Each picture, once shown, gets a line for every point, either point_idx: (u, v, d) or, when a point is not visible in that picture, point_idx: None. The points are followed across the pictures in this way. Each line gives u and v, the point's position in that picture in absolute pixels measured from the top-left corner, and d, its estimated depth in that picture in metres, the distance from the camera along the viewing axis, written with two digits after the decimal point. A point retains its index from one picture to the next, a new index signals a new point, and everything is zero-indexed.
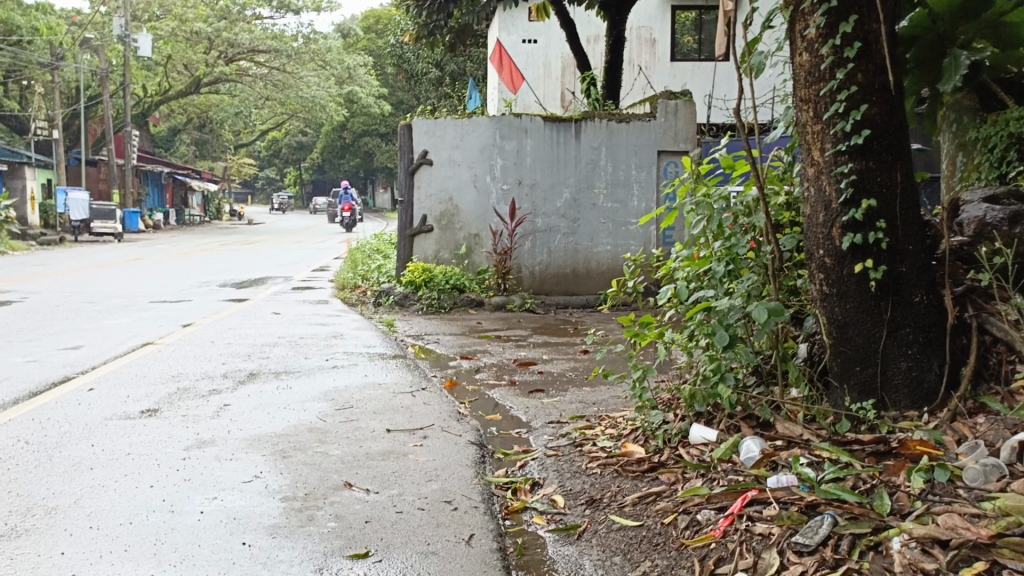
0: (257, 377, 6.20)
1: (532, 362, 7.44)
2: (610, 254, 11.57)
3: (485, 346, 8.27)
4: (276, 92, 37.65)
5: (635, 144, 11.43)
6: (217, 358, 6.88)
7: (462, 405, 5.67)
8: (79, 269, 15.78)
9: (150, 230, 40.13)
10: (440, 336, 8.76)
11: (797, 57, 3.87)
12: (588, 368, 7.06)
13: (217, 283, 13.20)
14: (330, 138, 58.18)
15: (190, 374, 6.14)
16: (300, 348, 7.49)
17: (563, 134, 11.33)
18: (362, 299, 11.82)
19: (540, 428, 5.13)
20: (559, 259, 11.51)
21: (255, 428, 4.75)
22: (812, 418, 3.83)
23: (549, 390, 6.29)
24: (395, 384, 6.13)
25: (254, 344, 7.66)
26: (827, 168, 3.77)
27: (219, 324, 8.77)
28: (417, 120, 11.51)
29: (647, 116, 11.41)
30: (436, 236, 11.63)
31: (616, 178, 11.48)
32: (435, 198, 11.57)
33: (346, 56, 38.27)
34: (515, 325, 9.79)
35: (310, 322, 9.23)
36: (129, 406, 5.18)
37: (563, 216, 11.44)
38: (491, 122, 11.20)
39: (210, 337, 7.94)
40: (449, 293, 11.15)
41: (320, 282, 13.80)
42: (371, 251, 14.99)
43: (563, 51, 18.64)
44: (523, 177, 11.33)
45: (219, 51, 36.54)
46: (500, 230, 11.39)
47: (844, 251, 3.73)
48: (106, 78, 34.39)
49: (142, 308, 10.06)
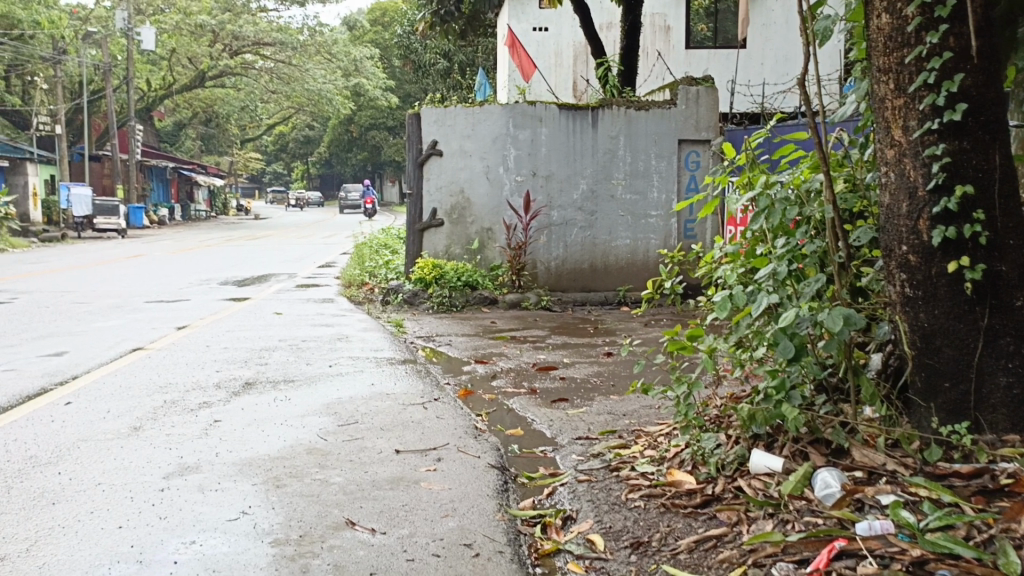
0: (255, 388, 5.68)
1: (553, 366, 6.89)
2: (629, 248, 11.02)
3: (500, 349, 7.73)
4: (282, 86, 37.17)
5: (655, 133, 10.86)
6: (211, 366, 6.36)
7: (479, 419, 5.13)
8: (78, 267, 15.39)
9: (155, 226, 39.79)
10: (452, 337, 8.22)
11: (875, 20, 3.27)
12: (614, 374, 6.50)
13: (218, 281, 12.72)
14: (337, 132, 57.71)
15: (179, 386, 5.69)
16: (302, 354, 6.97)
17: (579, 123, 10.76)
18: (370, 298, 11.28)
19: (566, 446, 4.60)
20: (575, 254, 10.95)
21: (247, 450, 4.26)
22: (895, 443, 3.27)
23: (574, 399, 5.74)
24: (404, 394, 5.59)
25: (252, 349, 7.16)
26: (912, 150, 3.18)
27: (216, 327, 8.24)
28: (426, 108, 10.95)
29: (667, 103, 10.84)
30: (446, 230, 11.08)
31: (635, 168, 10.91)
32: (445, 191, 11.02)
33: (353, 48, 37.75)
34: (531, 324, 9.25)
35: (314, 324, 8.69)
36: (109, 427, 4.68)
37: (580, 209, 10.88)
38: (504, 111, 10.63)
39: (206, 341, 7.42)
40: (461, 290, 10.61)
41: (325, 279, 13.28)
42: (377, 247, 14.44)
43: (575, 38, 18.02)
44: (538, 168, 10.77)
45: (224, 44, 36.04)
46: (515, 224, 10.82)
47: (934, 247, 3.14)
48: (109, 72, 33.99)
49: (137, 309, 9.58)
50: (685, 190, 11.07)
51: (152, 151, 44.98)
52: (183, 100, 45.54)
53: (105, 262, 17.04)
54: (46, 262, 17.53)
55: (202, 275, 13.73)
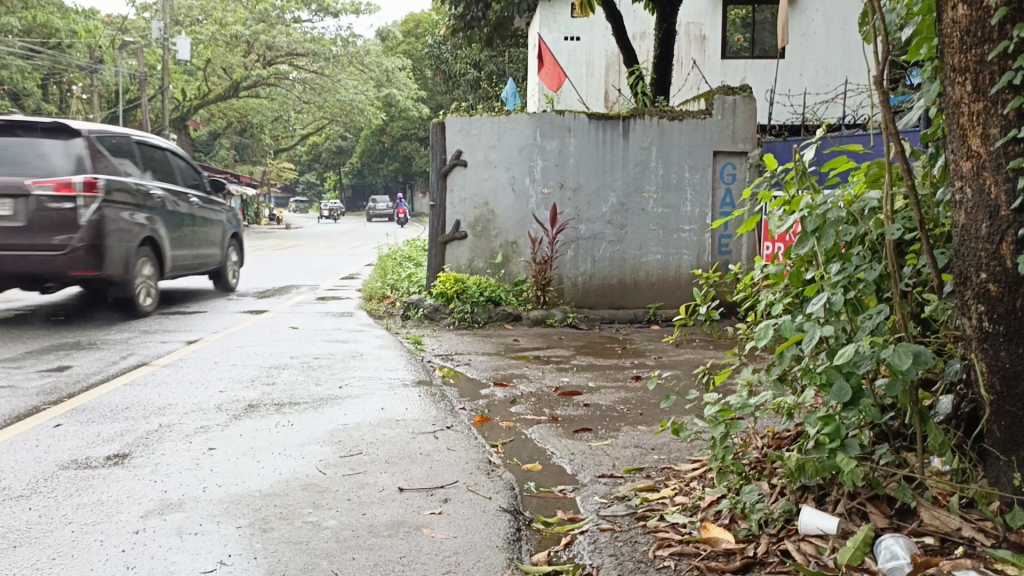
0: (257, 411, 5.34)
1: (577, 391, 6.45)
2: (660, 264, 10.59)
3: (522, 370, 7.31)
4: (315, 96, 37.22)
5: (688, 144, 10.46)
6: (216, 386, 6.04)
7: (494, 451, 4.71)
8: None
9: None
10: (471, 357, 7.82)
11: (949, 12, 2.82)
12: (643, 401, 6.06)
13: (238, 292, 12.48)
14: (368, 142, 57.89)
15: (178, 408, 5.35)
16: (311, 373, 6.62)
17: (609, 133, 10.36)
18: (390, 312, 10.94)
19: (587, 486, 4.17)
20: (603, 269, 10.52)
21: (237, 484, 3.90)
22: (970, 503, 2.83)
23: (598, 430, 5.29)
24: (415, 421, 5.21)
25: (262, 366, 6.83)
26: (992, 162, 2.73)
27: (227, 342, 7.93)
28: (450, 117, 10.62)
29: (702, 113, 10.43)
30: (469, 243, 10.72)
31: (668, 181, 10.50)
32: (469, 202, 10.66)
33: (385, 59, 37.70)
34: (556, 343, 8.83)
35: (329, 340, 8.36)
36: (93, 453, 4.35)
37: (609, 223, 10.46)
38: (531, 120, 10.25)
39: (215, 358, 7.10)
40: (484, 306, 10.22)
41: (347, 291, 12.98)
42: (401, 259, 14.12)
43: (607, 48, 17.65)
44: (566, 179, 10.36)
45: (258, 54, 36.16)
46: (541, 238, 10.41)
47: (1020, 276, 2.68)
48: (145, 82, 34.27)
49: (152, 322, 9.33)
50: (719, 204, 10.64)
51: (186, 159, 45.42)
52: (217, 109, 45.92)
53: None
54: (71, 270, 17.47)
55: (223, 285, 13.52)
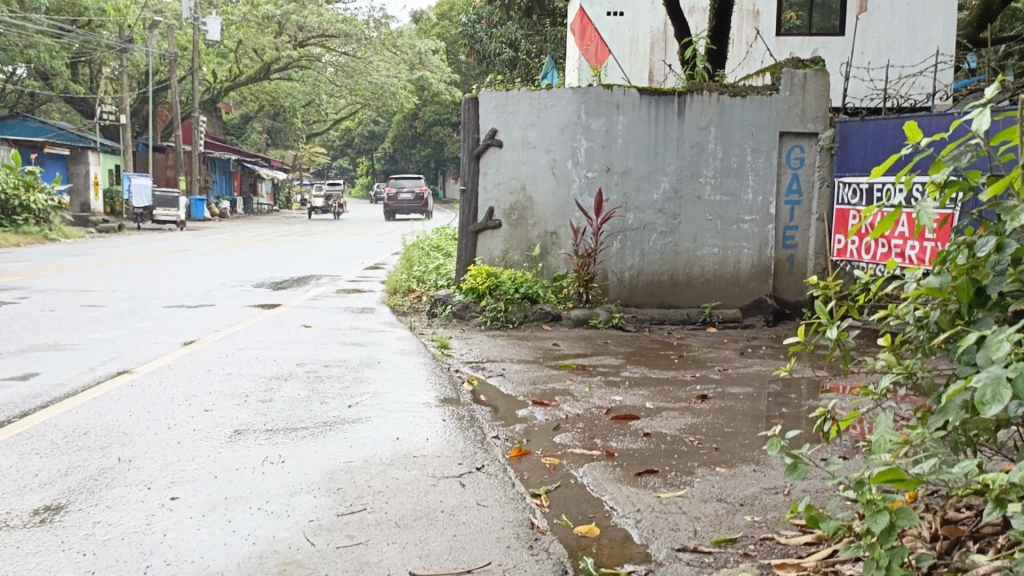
0: (242, 441, 4.34)
1: (633, 415, 5.34)
2: (717, 258, 9.46)
3: (565, 385, 6.23)
4: (346, 79, 36.34)
5: (751, 124, 9.33)
6: (202, 403, 5.07)
7: (538, 507, 3.64)
8: (115, 263, 14.47)
9: (215, 219, 39.46)
10: (506, 366, 6.77)
11: None
12: (716, 434, 4.94)
13: (252, 283, 11.54)
14: (400, 127, 56.74)
15: (147, 435, 4.35)
16: (319, 386, 5.63)
17: (662, 111, 9.23)
18: (416, 308, 9.90)
19: (665, 568, 3.08)
20: (654, 264, 9.39)
21: (195, 564, 2.88)
22: None
23: (666, 474, 4.20)
24: (436, 459, 4.16)
25: (260, 377, 5.84)
26: None
27: (227, 344, 6.96)
28: (485, 92, 9.55)
29: (767, 89, 9.31)
30: (504, 233, 9.63)
31: (727, 165, 9.37)
32: (505, 187, 9.58)
33: (418, 41, 36.67)
34: (602, 348, 7.74)
35: (344, 342, 7.36)
36: (18, 506, 3.35)
37: (660, 212, 9.33)
38: (576, 95, 9.14)
39: (210, 365, 6.14)
40: (519, 304, 9.12)
41: (370, 284, 11.99)
42: (429, 249, 13.07)
43: (652, 24, 16.39)
44: (613, 163, 9.23)
45: (289, 35, 35.31)
46: (584, 228, 9.28)
47: None
48: (175, 62, 33.62)
49: (152, 316, 8.40)
50: (785, 192, 9.53)
51: (216, 142, 44.91)
52: (248, 91, 45.25)
53: (145, 257, 16.10)
54: (87, 255, 16.68)
55: (238, 275, 12.59)
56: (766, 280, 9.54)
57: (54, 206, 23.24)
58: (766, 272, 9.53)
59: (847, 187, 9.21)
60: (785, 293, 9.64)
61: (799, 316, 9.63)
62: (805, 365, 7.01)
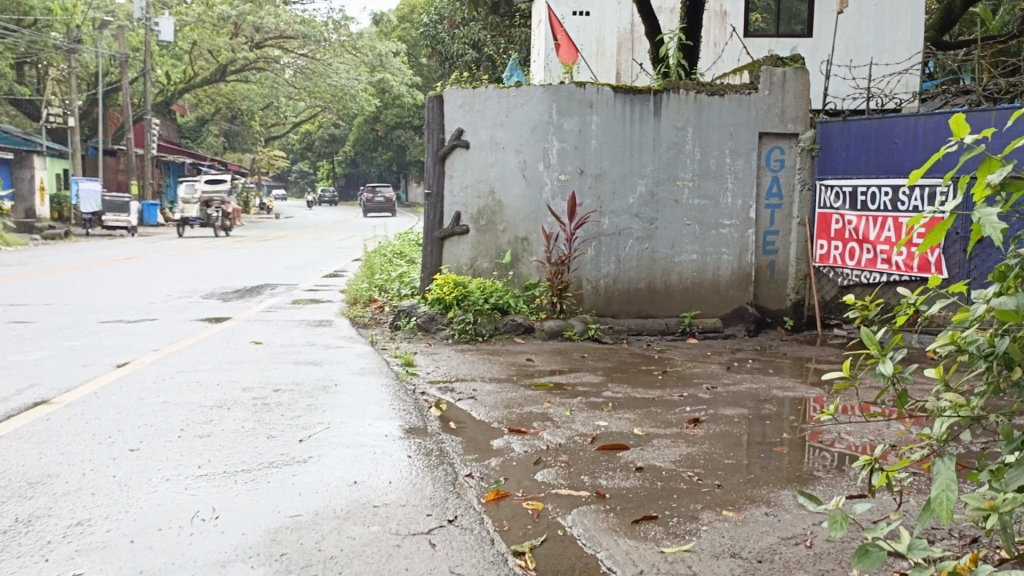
0: (167, 489, 3.69)
1: (621, 445, 4.78)
2: (696, 265, 8.97)
3: (543, 408, 5.64)
4: (304, 81, 35.43)
5: (730, 124, 8.88)
6: (128, 440, 4.39)
7: (523, 572, 3.06)
8: (54, 271, 13.52)
9: (170, 224, 38.28)
10: (476, 387, 6.15)
11: None
12: (716, 469, 4.40)
13: (200, 294, 10.78)
14: (361, 130, 55.57)
15: (55, 488, 3.66)
16: (266, 415, 4.97)
17: (638, 110, 8.71)
18: (377, 320, 9.24)
19: None
20: (630, 271, 8.86)
21: None
22: None
23: (667, 521, 3.63)
24: (400, 510, 3.56)
25: (199, 406, 5.15)
26: None
27: (165, 366, 6.24)
28: (450, 89, 8.93)
29: (746, 88, 8.89)
30: (472, 239, 9.01)
31: (706, 167, 8.89)
32: (472, 190, 8.97)
33: (378, 42, 35.91)
34: (580, 364, 7.17)
35: (297, 361, 6.67)
36: None
37: (636, 216, 8.82)
38: (547, 92, 8.58)
39: (144, 392, 5.43)
40: (489, 315, 8.49)
41: (329, 293, 11.29)
42: (391, 256, 12.39)
43: (619, 24, 15.92)
44: (587, 164, 8.69)
45: (246, 36, 34.27)
46: (557, 234, 8.71)
47: None
48: (126, 63, 32.40)
49: (84, 334, 7.61)
50: (765, 195, 9.11)
51: (171, 145, 43.66)
52: (204, 93, 43.94)
53: (87, 265, 15.16)
54: (26, 263, 15.64)
55: (186, 285, 11.80)
56: (746, 288, 9.09)
57: None
58: (747, 279, 9.09)
59: (830, 190, 8.96)
60: (766, 301, 9.21)
61: (781, 325, 9.22)
62: (797, 383, 6.52)
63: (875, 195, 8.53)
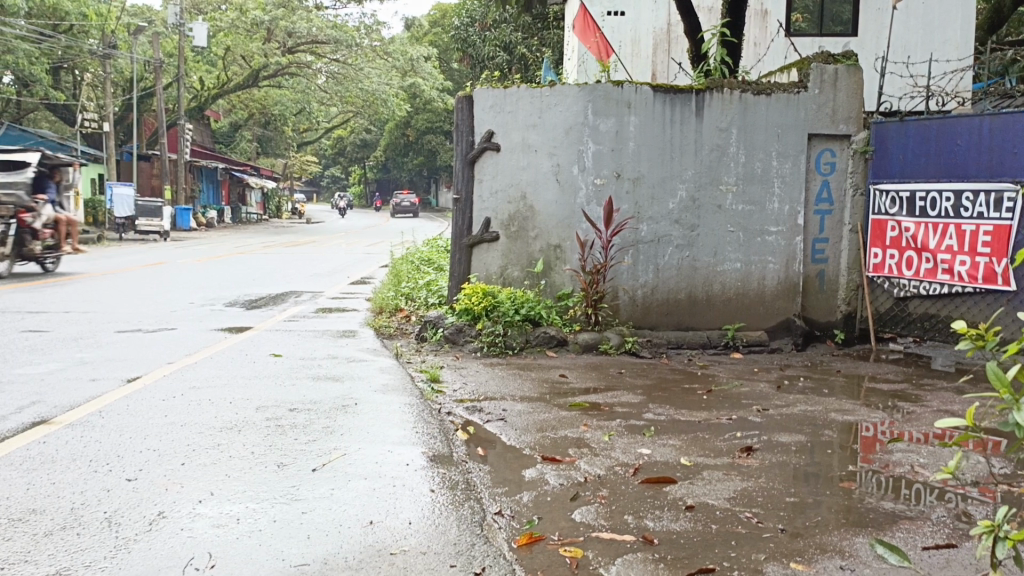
0: (161, 528, 3.29)
1: (668, 477, 4.31)
2: (740, 274, 8.45)
3: (579, 432, 5.17)
4: (336, 86, 35.32)
5: (777, 125, 8.35)
6: (126, 468, 4.00)
7: None
8: (79, 277, 13.35)
9: (203, 229, 38.43)
10: (507, 407, 5.69)
11: None
12: (778, 509, 3.92)
13: (223, 301, 10.47)
14: (393, 135, 55.77)
15: (39, 527, 3.28)
16: (278, 439, 4.57)
17: (679, 110, 8.22)
18: (403, 330, 8.84)
19: None
20: (669, 280, 8.36)
21: None
22: None
23: None
24: (420, 559, 3.13)
25: (209, 427, 4.78)
26: None
27: (177, 381, 5.88)
28: (480, 89, 8.51)
29: (795, 86, 8.37)
30: (502, 247, 8.56)
31: (751, 171, 8.37)
32: (503, 195, 8.52)
33: (410, 47, 35.72)
34: (618, 381, 6.69)
35: (317, 376, 6.28)
36: None
37: (676, 223, 8.33)
38: (582, 92, 8.12)
39: (150, 410, 5.06)
40: (520, 327, 8.03)
41: (354, 301, 10.93)
42: (418, 263, 11.99)
43: (655, 24, 15.41)
44: (624, 168, 8.21)
45: (279, 41, 34.21)
46: (592, 241, 8.24)
47: None
48: (161, 69, 32.49)
49: (99, 344, 7.29)
50: (814, 201, 8.57)
51: (204, 151, 43.91)
52: (237, 98, 44.05)
53: (115, 270, 15.01)
54: (52, 269, 15.47)
55: (210, 292, 11.52)
56: (794, 299, 8.54)
57: None
58: (794, 290, 8.54)
59: (884, 196, 8.39)
60: (814, 313, 8.66)
61: (831, 338, 8.67)
62: (856, 405, 6.00)
63: (936, 201, 7.93)
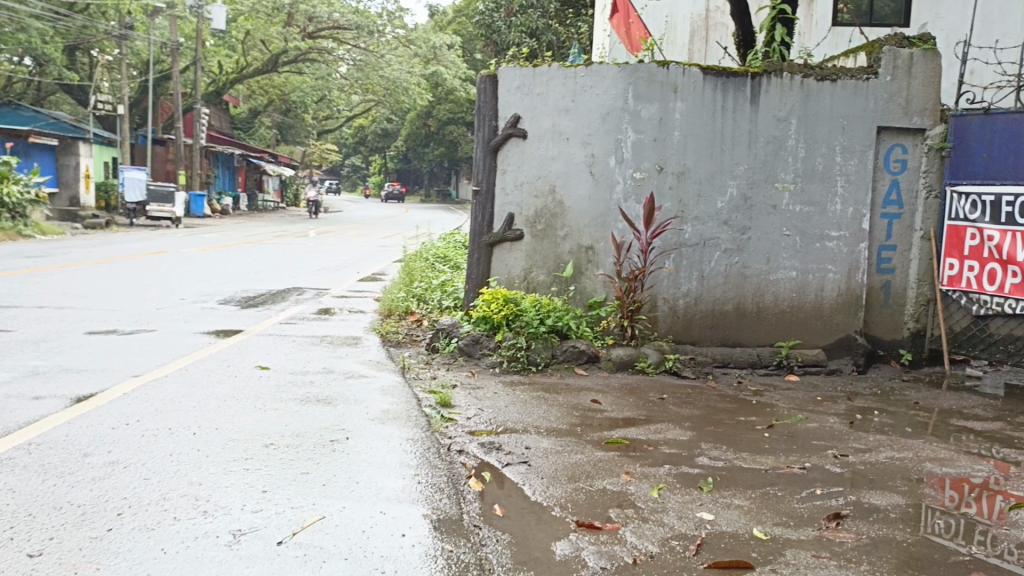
0: None
1: (744, 561, 3.31)
2: (796, 284, 7.40)
3: (621, 484, 4.17)
4: (356, 74, 34.23)
5: (843, 116, 7.28)
6: (32, 537, 3.05)
7: None
8: (71, 266, 12.46)
9: (217, 215, 37.76)
10: (530, 444, 4.71)
11: None
12: None
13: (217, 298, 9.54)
14: (414, 125, 54.95)
15: None
16: (241, 491, 3.60)
17: (731, 97, 7.18)
18: (413, 338, 7.86)
19: None
20: (715, 289, 7.33)
21: None
22: None
23: None
24: None
25: (160, 470, 3.80)
26: None
27: (138, 402, 4.92)
28: (505, 68, 7.47)
29: (864, 72, 7.29)
30: (526, 247, 7.53)
31: (811, 167, 7.31)
32: (529, 189, 7.48)
33: (433, 35, 34.63)
34: (661, 411, 5.66)
35: (305, 398, 5.30)
36: None
37: (725, 224, 7.29)
38: (622, 74, 7.10)
39: (92, 445, 4.10)
40: (546, 340, 7.02)
41: (362, 301, 9.98)
42: (433, 261, 11.02)
43: (693, 9, 14.29)
44: (667, 160, 7.18)
45: (300, 25, 33.24)
46: (629, 244, 7.22)
47: None
48: (179, 52, 31.56)
49: (62, 350, 6.35)
50: (882, 203, 7.50)
51: (222, 137, 43.11)
52: (256, 83, 43.24)
53: (113, 259, 14.13)
54: (47, 256, 14.64)
55: (207, 287, 10.58)
56: (856, 314, 7.47)
57: (31, 199, 21.29)
58: (856, 303, 7.48)
59: (963, 199, 7.24)
60: (877, 330, 7.60)
61: (895, 359, 7.61)
62: (954, 453, 4.96)
63: None
